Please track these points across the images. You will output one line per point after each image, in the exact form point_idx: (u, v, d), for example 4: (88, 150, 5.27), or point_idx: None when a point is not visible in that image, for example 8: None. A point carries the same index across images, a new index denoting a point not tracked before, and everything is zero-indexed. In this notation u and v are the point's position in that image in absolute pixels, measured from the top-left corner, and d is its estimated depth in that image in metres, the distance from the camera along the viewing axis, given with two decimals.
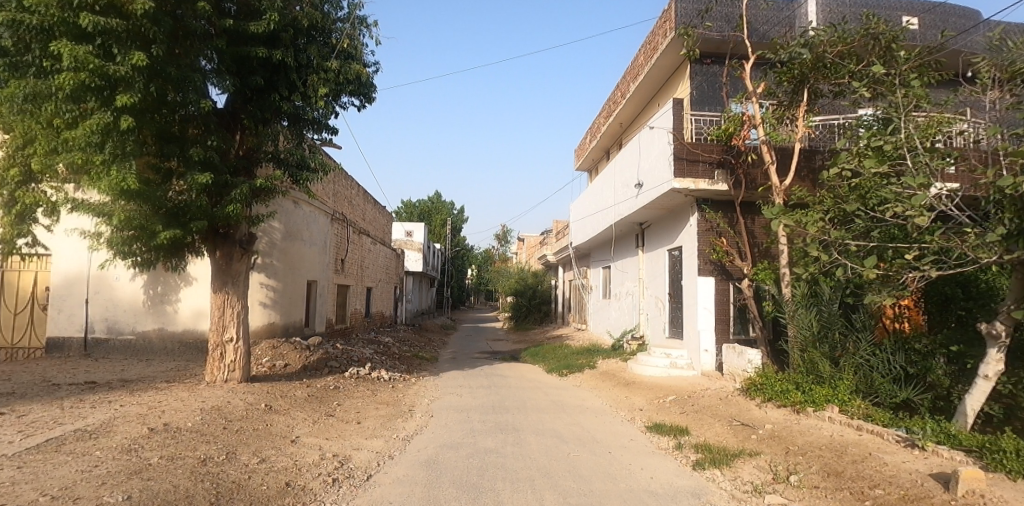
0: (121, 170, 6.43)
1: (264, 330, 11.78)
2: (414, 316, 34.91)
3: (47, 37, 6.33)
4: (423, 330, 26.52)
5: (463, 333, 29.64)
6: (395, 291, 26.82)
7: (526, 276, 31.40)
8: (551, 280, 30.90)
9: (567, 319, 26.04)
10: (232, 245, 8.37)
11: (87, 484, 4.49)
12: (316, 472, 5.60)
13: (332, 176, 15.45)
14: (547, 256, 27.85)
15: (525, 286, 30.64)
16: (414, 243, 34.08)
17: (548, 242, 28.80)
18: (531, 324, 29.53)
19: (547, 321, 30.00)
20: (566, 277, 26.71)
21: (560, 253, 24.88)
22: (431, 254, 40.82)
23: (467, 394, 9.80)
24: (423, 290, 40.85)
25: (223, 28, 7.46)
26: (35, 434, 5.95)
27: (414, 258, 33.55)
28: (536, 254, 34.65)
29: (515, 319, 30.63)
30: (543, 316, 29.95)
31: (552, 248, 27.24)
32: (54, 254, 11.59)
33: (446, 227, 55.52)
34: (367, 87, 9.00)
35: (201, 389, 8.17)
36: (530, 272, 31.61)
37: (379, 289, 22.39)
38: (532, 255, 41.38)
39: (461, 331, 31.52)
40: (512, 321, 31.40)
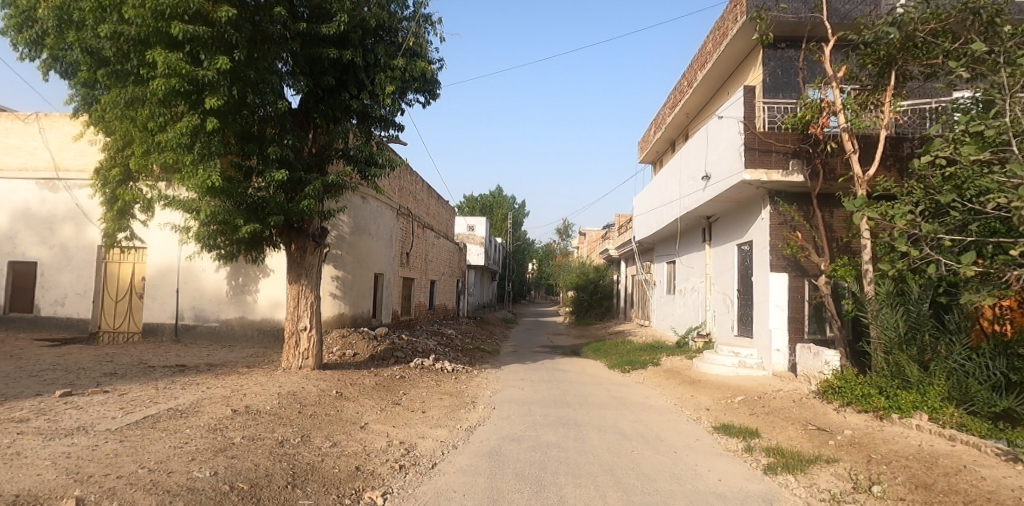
0: (207, 169, 6.90)
1: (334, 320, 12.30)
2: (476, 310, 35.45)
3: (144, 47, 6.84)
4: (485, 323, 26.87)
5: (524, 327, 29.82)
6: (458, 284, 27.37)
7: (587, 270, 31.00)
8: (613, 274, 30.41)
9: (630, 314, 25.58)
10: (306, 239, 8.73)
11: (179, 459, 4.90)
12: (383, 458, 5.81)
13: (398, 172, 15.92)
14: (609, 250, 27.48)
15: (586, 280, 30.33)
16: (476, 237, 34.58)
17: (611, 236, 28.40)
18: (592, 319, 29.31)
19: (609, 317, 29.67)
20: (629, 271, 26.20)
21: (623, 248, 24.46)
22: (493, 248, 41.19)
23: (528, 388, 9.82)
24: (484, 284, 41.35)
25: (297, 32, 7.81)
26: (134, 412, 6.55)
27: (476, 252, 34.04)
28: (597, 249, 34.30)
29: (577, 313, 30.47)
30: (605, 311, 29.63)
31: (614, 242, 26.83)
32: (149, 246, 12.60)
33: (507, 221, 56.40)
34: (431, 84, 9.10)
35: (279, 374, 8.65)
36: (591, 266, 31.23)
37: (443, 282, 22.89)
38: (593, 249, 40.94)
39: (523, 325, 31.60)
40: (573, 316, 31.30)
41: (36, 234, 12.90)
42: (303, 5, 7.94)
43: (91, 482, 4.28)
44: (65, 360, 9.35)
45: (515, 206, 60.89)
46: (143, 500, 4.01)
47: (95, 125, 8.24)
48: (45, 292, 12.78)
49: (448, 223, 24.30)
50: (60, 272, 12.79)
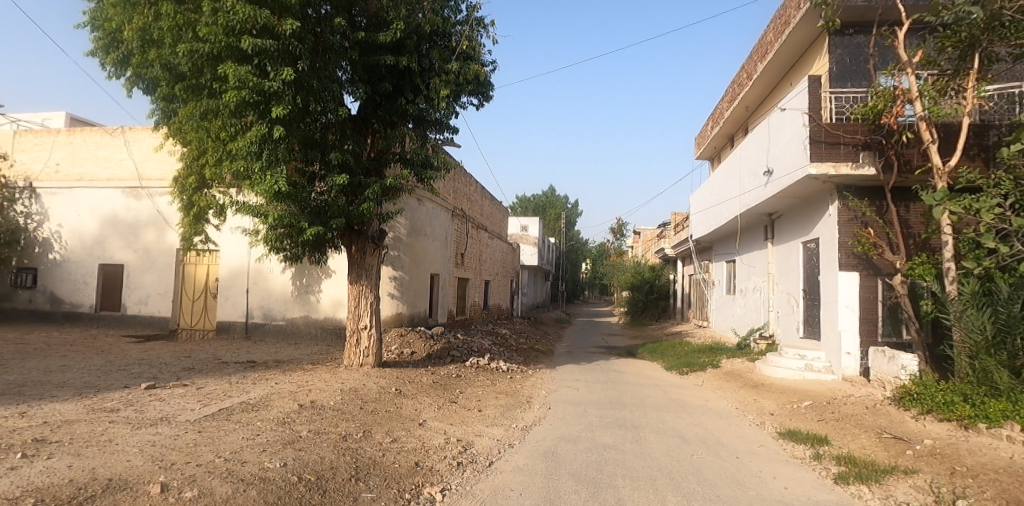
0: (274, 175, 7.25)
1: (392, 319, 12.65)
2: (529, 310, 35.58)
3: (216, 61, 7.25)
4: (539, 323, 26.88)
5: (578, 327, 29.64)
6: (512, 284, 27.54)
7: (642, 269, 30.44)
8: (670, 274, 29.72)
9: (688, 314, 24.91)
10: (365, 241, 9.02)
11: (252, 450, 5.18)
12: (441, 455, 5.92)
13: (452, 174, 16.19)
14: (665, 249, 26.86)
15: (641, 280, 29.76)
16: (529, 237, 34.70)
17: (666, 235, 27.77)
18: (648, 319, 28.78)
19: (665, 317, 29.02)
20: (687, 271, 25.52)
21: (680, 247, 23.86)
22: (546, 248, 41.17)
23: (584, 388, 9.76)
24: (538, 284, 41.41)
25: (356, 41, 8.09)
26: (210, 404, 6.97)
27: (530, 252, 34.14)
28: (653, 248, 33.64)
29: (632, 314, 29.97)
30: (661, 311, 29.04)
31: (671, 241, 26.22)
32: (221, 249, 13.38)
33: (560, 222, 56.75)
34: (485, 86, 9.19)
35: (342, 371, 8.99)
36: (647, 265, 30.64)
37: (497, 282, 23.09)
38: (649, 248, 40.15)
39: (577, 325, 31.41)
40: (628, 316, 30.80)
41: (123, 238, 13.95)
42: (361, 14, 8.23)
43: (174, 469, 4.60)
44: (149, 355, 10.09)
45: (567, 206, 60.63)
46: (221, 488, 4.28)
47: (173, 136, 8.81)
48: (131, 292, 13.83)
49: (502, 224, 24.48)
50: (144, 274, 13.80)
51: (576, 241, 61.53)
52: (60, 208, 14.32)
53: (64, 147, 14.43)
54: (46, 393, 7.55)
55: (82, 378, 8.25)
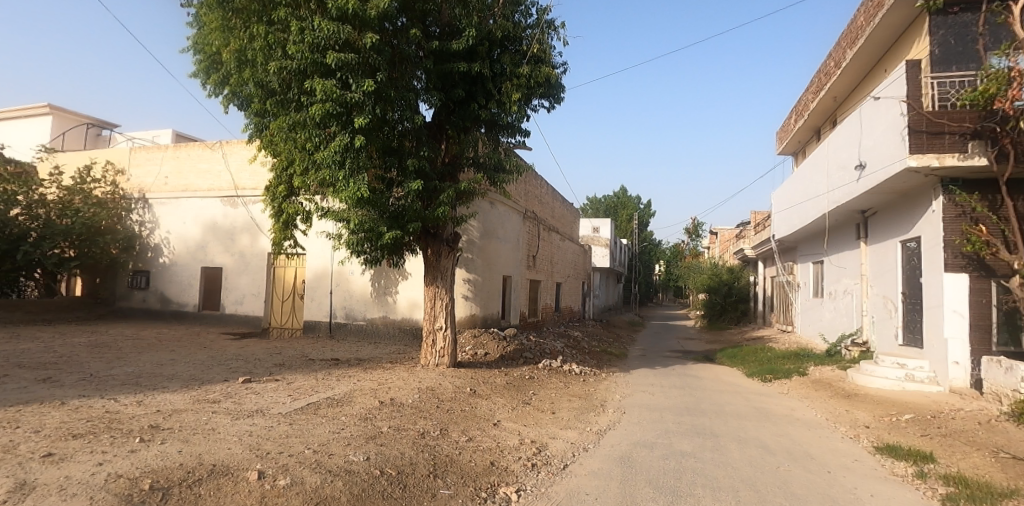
0: (356, 182, 7.62)
1: (466, 321, 12.93)
2: (602, 313, 35.14)
3: (303, 77, 7.71)
4: (611, 326, 26.50)
5: (651, 330, 28.93)
6: (583, 286, 27.34)
7: (720, 271, 29.26)
8: (750, 276, 28.37)
9: (770, 319, 23.64)
10: (440, 244, 9.28)
11: (338, 443, 5.47)
12: (516, 456, 5.98)
13: (524, 177, 16.32)
14: (745, 249, 25.67)
15: (719, 282, 28.60)
16: (601, 238, 34.32)
17: (746, 235, 26.53)
18: (726, 323, 27.61)
19: (744, 321, 27.69)
20: (769, 273, 24.24)
21: (761, 247, 22.71)
22: (618, 251, 40.57)
23: (659, 393, 9.52)
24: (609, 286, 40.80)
25: (431, 50, 8.34)
26: (300, 398, 7.44)
27: (601, 253, 33.77)
28: (732, 248, 32.24)
29: (708, 317, 28.86)
30: (740, 315, 27.78)
31: (751, 241, 25.01)
32: (308, 253, 14.24)
33: (632, 222, 55.91)
34: (555, 89, 9.21)
35: (419, 370, 9.28)
36: (724, 267, 29.41)
37: (568, 284, 23.00)
38: (727, 249, 38.49)
39: (650, 328, 30.62)
40: (705, 320, 29.65)
41: (221, 244, 15.16)
42: (435, 24, 8.48)
43: (269, 458, 4.94)
44: (244, 351, 10.91)
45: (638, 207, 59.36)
46: (310, 477, 4.55)
47: (265, 148, 9.45)
48: (229, 293, 15.00)
49: (574, 226, 24.33)
50: (239, 276, 14.93)
51: (647, 242, 60.09)
52: (168, 216, 15.80)
53: (171, 161, 15.90)
54: (159, 383, 8.34)
55: (188, 371, 9.04)
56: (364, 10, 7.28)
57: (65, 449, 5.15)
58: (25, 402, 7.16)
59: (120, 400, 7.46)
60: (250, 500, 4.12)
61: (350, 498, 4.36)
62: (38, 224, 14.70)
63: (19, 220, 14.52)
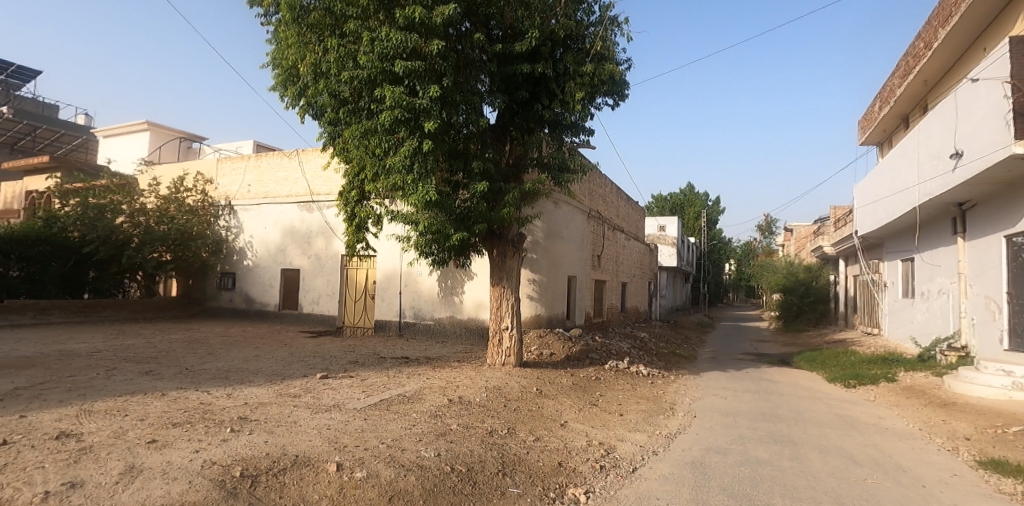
0: (424, 186, 7.85)
1: (532, 321, 13.01)
2: (669, 314, 34.25)
3: (373, 86, 8.03)
4: (678, 327, 25.79)
5: (721, 331, 27.86)
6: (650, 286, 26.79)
7: (796, 270, 27.76)
8: (830, 275, 26.73)
9: (854, 321, 22.17)
10: (506, 245, 9.37)
11: (410, 439, 5.66)
12: (584, 457, 5.95)
13: (588, 176, 16.19)
14: (824, 247, 24.23)
15: (795, 281, 27.14)
16: (667, 237, 33.51)
17: (826, 232, 25.03)
18: (803, 325, 26.15)
19: (824, 323, 26.13)
20: (851, 271, 22.74)
21: (842, 244, 21.35)
22: (686, 250, 39.38)
23: (732, 398, 9.19)
24: (677, 286, 39.68)
25: (494, 53, 8.45)
26: (373, 395, 7.75)
27: (668, 252, 32.95)
28: (809, 246, 30.49)
29: (784, 319, 27.46)
30: (819, 316, 26.23)
31: (831, 238, 23.58)
32: (379, 255, 14.81)
33: (701, 219, 54.49)
34: (620, 86, 9.08)
35: (485, 369, 9.43)
36: (801, 266, 27.87)
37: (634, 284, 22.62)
38: (804, 247, 36.44)
39: (721, 330, 29.52)
40: (780, 321, 28.24)
41: (299, 247, 16.05)
42: (497, 27, 8.58)
43: (346, 451, 5.18)
44: (320, 348, 11.48)
45: (706, 204, 57.36)
46: (385, 471, 4.74)
47: (338, 155, 9.90)
48: (306, 293, 15.84)
49: (639, 224, 23.89)
50: (315, 277, 15.73)
51: (716, 240, 57.94)
52: (251, 222, 16.90)
53: (253, 170, 16.96)
54: (245, 378, 8.93)
55: (271, 366, 9.63)
56: (430, 17, 7.48)
57: (166, 436, 5.63)
58: (132, 392, 7.88)
59: (212, 393, 8.07)
60: (330, 490, 4.34)
61: (423, 493, 4.49)
62: (139, 230, 16.28)
63: (124, 226, 16.14)
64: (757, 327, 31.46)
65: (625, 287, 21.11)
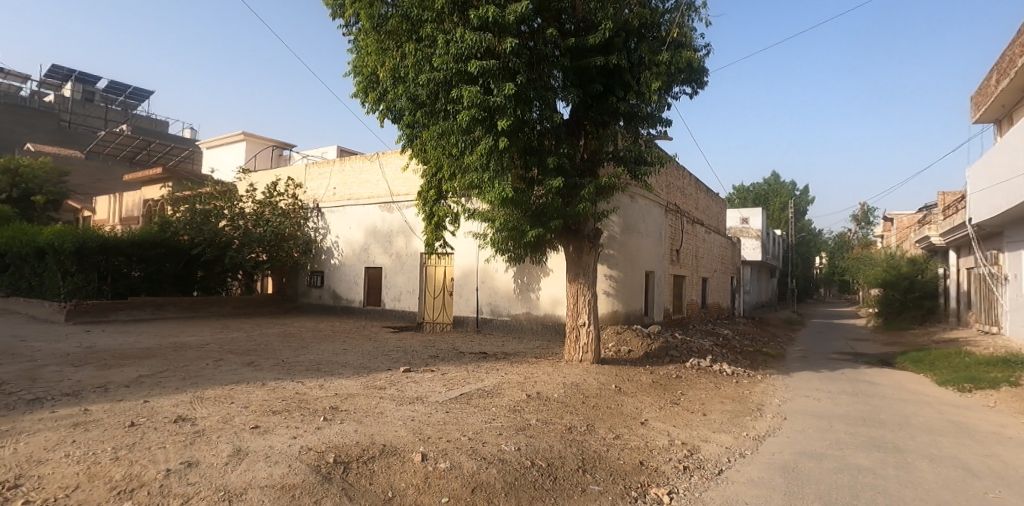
0: (501, 183, 7.95)
1: (609, 317, 12.87)
2: (754, 310, 32.59)
3: (449, 87, 8.22)
4: (764, 324, 24.51)
5: (812, 329, 26.16)
6: (732, 281, 25.63)
7: (898, 263, 25.51)
8: (940, 268, 24.32)
9: (969, 318, 20.05)
10: (582, 240, 9.32)
11: (490, 433, 5.77)
12: (666, 457, 5.81)
13: (665, 168, 15.72)
14: (932, 237, 22.08)
15: (897, 275, 24.94)
16: (751, 230, 31.90)
17: (934, 221, 22.79)
18: (908, 323, 23.99)
19: (933, 321, 23.83)
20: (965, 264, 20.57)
21: (953, 234, 19.37)
22: (771, 243, 37.29)
23: (827, 400, 8.61)
24: (762, 281, 37.66)
25: (567, 48, 8.41)
26: (453, 388, 7.98)
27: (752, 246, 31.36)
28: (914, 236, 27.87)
29: (884, 316, 25.34)
30: (926, 313, 23.97)
31: (940, 227, 21.46)
32: (456, 252, 15.21)
33: (788, 210, 51.34)
34: (698, 73, 8.75)
35: (563, 365, 9.44)
36: (904, 258, 25.57)
37: (715, 280, 21.74)
38: (907, 238, 33.37)
39: (811, 328, 27.71)
40: (880, 318, 26.08)
41: (381, 246, 16.79)
42: (569, 21, 8.52)
43: (429, 442, 5.38)
44: (402, 343, 11.97)
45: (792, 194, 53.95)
46: (467, 463, 4.87)
47: (416, 156, 10.23)
48: (388, 290, 16.57)
49: (720, 217, 22.91)
50: (397, 275, 16.40)
51: (804, 232, 54.39)
52: (337, 223, 17.88)
53: (338, 174, 17.91)
54: (335, 370, 9.49)
55: (358, 360, 10.16)
56: (503, 16, 7.57)
57: (267, 423, 6.10)
58: (237, 381, 8.59)
59: (307, 383, 8.64)
60: (416, 479, 4.52)
61: (504, 486, 4.58)
62: (239, 232, 17.70)
63: (226, 230, 17.61)
64: (852, 325, 29.23)
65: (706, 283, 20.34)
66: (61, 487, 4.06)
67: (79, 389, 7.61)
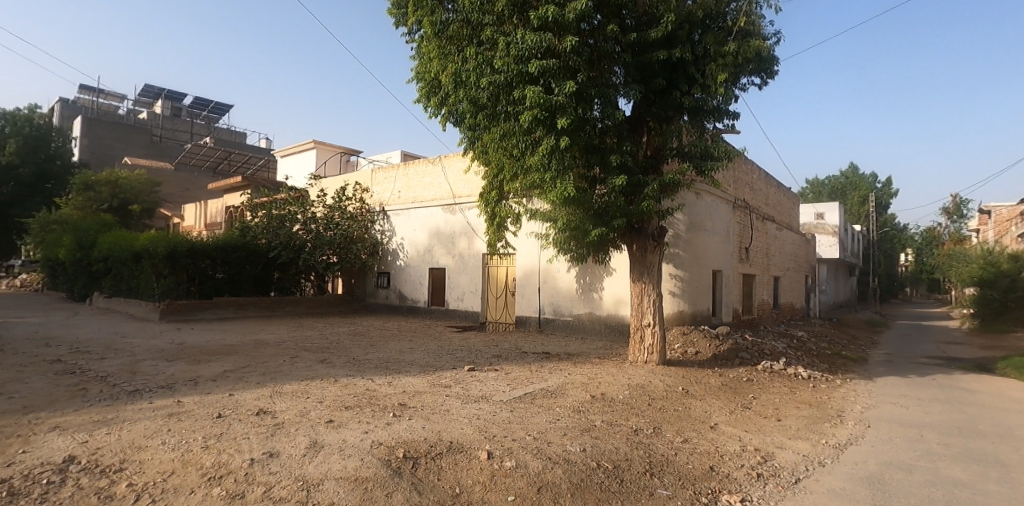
0: (563, 182, 7.94)
1: (674, 317, 12.57)
2: (831, 311, 30.74)
3: (510, 89, 8.30)
4: (842, 326, 23.07)
5: (898, 331, 24.35)
6: (807, 281, 24.31)
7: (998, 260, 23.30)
8: None
9: None
10: (646, 239, 9.16)
11: (555, 433, 5.79)
12: (738, 463, 5.61)
13: (733, 163, 15.14)
14: None
15: (997, 273, 22.78)
16: (827, 226, 30.09)
17: None
18: (1010, 325, 21.86)
19: None
20: None
21: None
22: (850, 240, 35.07)
23: (917, 407, 8.01)
24: (839, 280, 35.49)
25: (628, 43, 8.29)
26: (517, 388, 8.06)
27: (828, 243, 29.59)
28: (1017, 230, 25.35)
29: (982, 317, 23.22)
30: None
31: None
32: (518, 253, 15.33)
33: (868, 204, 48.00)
34: (768, 63, 8.40)
35: (628, 366, 9.31)
36: (1005, 254, 23.32)
37: (788, 279, 20.71)
38: (1009, 231, 30.40)
39: (897, 330, 25.82)
40: (977, 320, 23.91)
41: (444, 247, 17.18)
42: (631, 16, 8.38)
43: (495, 440, 5.46)
44: (466, 342, 12.19)
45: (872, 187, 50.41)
46: (533, 462, 4.90)
47: (478, 158, 10.40)
48: (451, 290, 16.93)
49: (792, 213, 21.81)
50: (459, 275, 16.73)
51: (886, 227, 50.72)
52: (402, 225, 18.46)
53: (403, 178, 18.49)
54: (403, 368, 9.80)
55: (423, 358, 10.46)
56: (563, 15, 7.58)
57: (340, 417, 6.40)
58: (311, 377, 9.06)
59: (376, 380, 8.98)
60: (482, 476, 4.61)
61: (570, 486, 4.58)
62: (312, 236, 18.62)
63: (300, 233, 18.58)
64: (945, 327, 26.93)
65: (778, 282, 19.42)
66: (160, 472, 4.44)
67: (173, 382, 8.29)
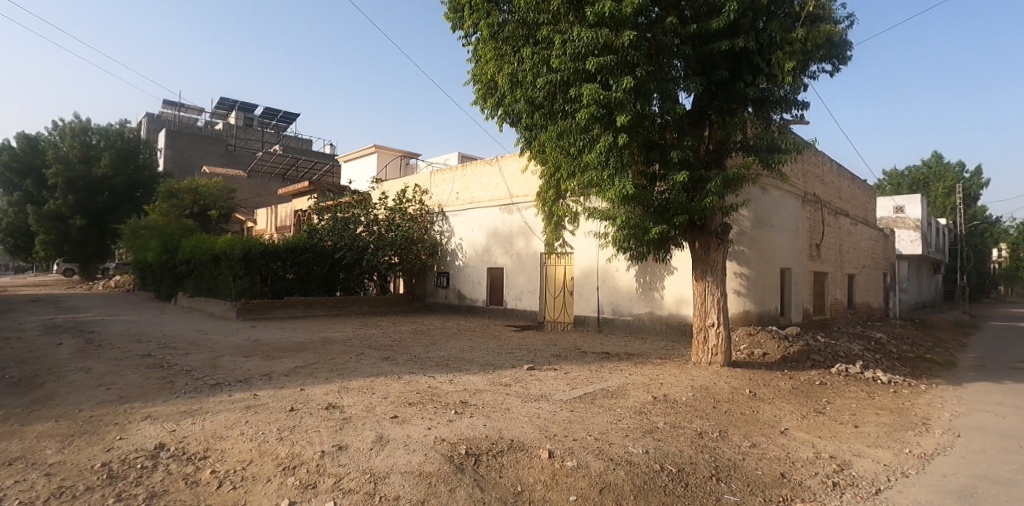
0: (622, 180, 7.84)
1: (740, 317, 12.14)
2: (915, 311, 28.67)
3: (566, 87, 8.29)
4: (928, 327, 21.46)
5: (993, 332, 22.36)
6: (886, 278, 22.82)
7: None
8: None
9: None
10: (709, 236, 8.89)
11: (617, 434, 5.74)
12: (812, 470, 5.35)
13: (801, 156, 14.43)
14: None
15: None
16: (907, 220, 28.52)
17: None
18: None
19: None
20: None
21: None
22: (935, 234, 32.72)
23: (1016, 417, 7.34)
24: (924, 278, 33.06)
25: (688, 35, 8.08)
26: (577, 388, 8.04)
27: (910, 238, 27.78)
28: None
29: None
30: None
31: None
32: (576, 252, 15.29)
33: (955, 195, 44.43)
34: (840, 48, 7.96)
35: (691, 367, 9.08)
36: None
37: (864, 276, 19.49)
38: None
39: (991, 331, 23.73)
40: None
41: (502, 247, 17.35)
42: (691, 7, 8.17)
43: (556, 440, 5.48)
44: (525, 342, 12.27)
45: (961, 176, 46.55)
46: (594, 463, 4.89)
47: (535, 158, 10.43)
48: (509, 289, 17.08)
49: (869, 207, 20.49)
50: (517, 275, 16.85)
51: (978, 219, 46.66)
52: (461, 226, 18.80)
53: (460, 179, 18.82)
54: (463, 366, 9.99)
55: (483, 357, 10.62)
56: (620, 9, 7.49)
57: (405, 413, 6.61)
58: (377, 374, 9.41)
59: (438, 378, 9.21)
60: (544, 475, 4.64)
61: (633, 488, 4.53)
62: (374, 237, 19.28)
63: (363, 235, 19.29)
64: None
65: (853, 280, 18.34)
66: (239, 461, 4.76)
67: (250, 376, 8.84)
